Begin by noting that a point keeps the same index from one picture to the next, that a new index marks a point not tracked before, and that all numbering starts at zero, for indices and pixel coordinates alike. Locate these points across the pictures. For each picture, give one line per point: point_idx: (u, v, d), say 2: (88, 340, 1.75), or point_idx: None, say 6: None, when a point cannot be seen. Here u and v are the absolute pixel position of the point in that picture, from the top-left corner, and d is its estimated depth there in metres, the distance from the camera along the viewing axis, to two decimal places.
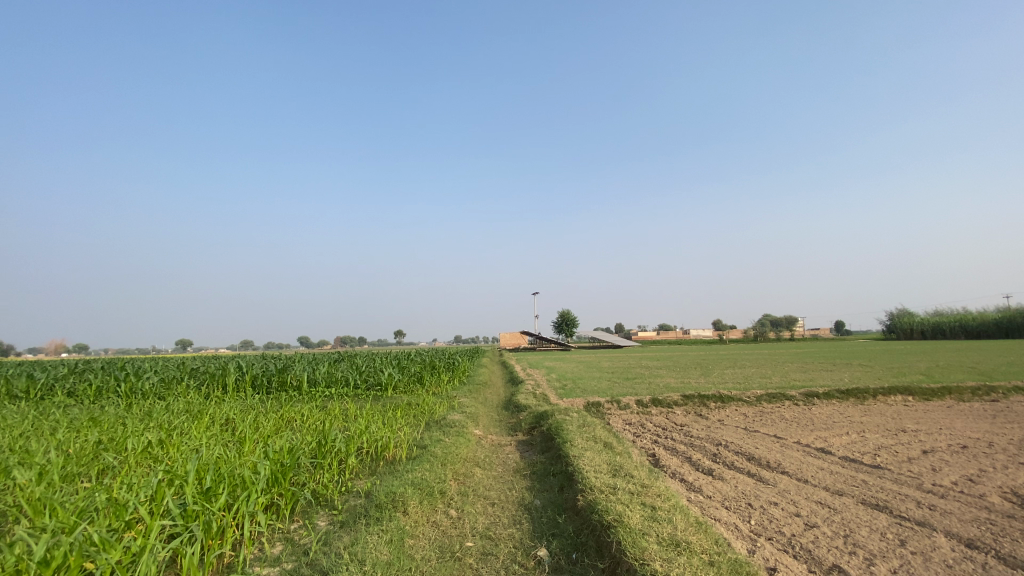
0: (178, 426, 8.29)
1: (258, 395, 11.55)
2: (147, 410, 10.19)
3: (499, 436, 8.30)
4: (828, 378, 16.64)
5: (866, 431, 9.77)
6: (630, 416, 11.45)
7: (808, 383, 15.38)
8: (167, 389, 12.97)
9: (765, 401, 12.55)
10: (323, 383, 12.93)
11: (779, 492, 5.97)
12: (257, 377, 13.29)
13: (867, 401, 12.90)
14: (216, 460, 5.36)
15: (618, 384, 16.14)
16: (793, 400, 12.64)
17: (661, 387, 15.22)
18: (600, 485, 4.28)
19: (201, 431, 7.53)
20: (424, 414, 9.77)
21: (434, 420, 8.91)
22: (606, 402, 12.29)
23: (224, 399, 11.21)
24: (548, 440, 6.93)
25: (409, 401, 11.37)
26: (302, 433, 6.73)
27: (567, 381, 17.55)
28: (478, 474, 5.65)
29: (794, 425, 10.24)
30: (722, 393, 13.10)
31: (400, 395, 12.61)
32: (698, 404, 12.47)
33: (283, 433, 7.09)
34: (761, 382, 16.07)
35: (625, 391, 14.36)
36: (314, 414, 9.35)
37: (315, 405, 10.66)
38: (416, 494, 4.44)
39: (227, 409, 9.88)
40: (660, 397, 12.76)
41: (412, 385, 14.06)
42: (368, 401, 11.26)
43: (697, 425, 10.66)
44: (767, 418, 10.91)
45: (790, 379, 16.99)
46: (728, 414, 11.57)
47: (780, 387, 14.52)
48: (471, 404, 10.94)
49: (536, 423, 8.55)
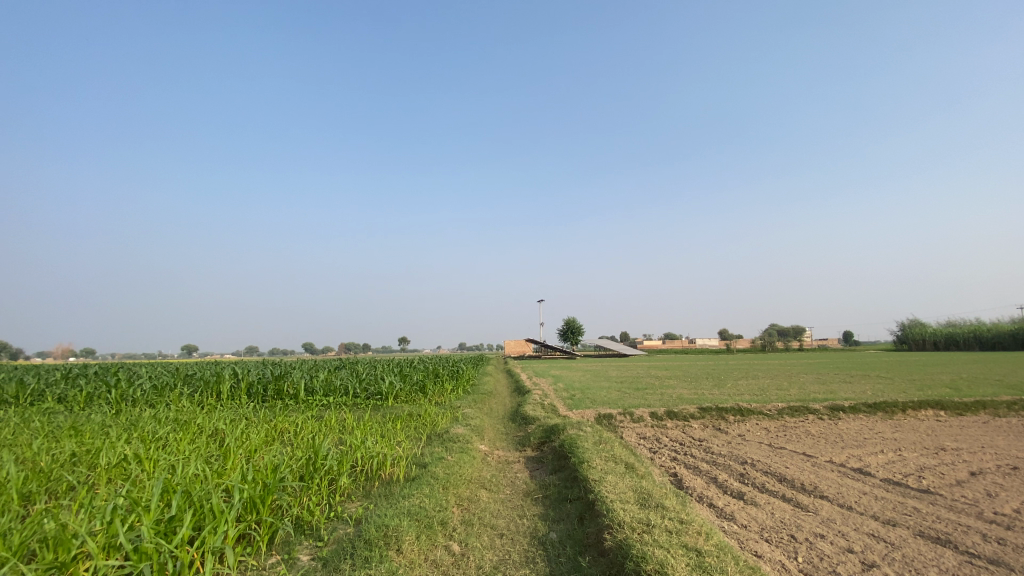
0: (162, 437, 7.71)
1: (252, 404, 10.96)
2: (134, 419, 9.62)
3: (507, 453, 7.66)
4: (850, 391, 15.87)
5: (903, 450, 9.05)
6: (644, 429, 10.78)
7: (830, 396, 14.60)
8: (158, 396, 12.41)
9: (788, 414, 11.83)
10: (321, 392, 12.33)
11: (823, 523, 5.30)
12: (252, 385, 12.71)
13: (897, 416, 12.14)
14: (189, 480, 4.76)
15: (629, 395, 15.43)
16: (817, 414, 11.91)
17: (675, 398, 14.49)
18: (630, 522, 3.63)
19: (183, 444, 6.94)
20: (426, 427, 9.15)
21: (436, 433, 8.28)
22: (618, 414, 11.62)
23: (216, 408, 10.63)
24: (561, 458, 6.30)
25: (410, 412, 10.73)
26: (291, 449, 6.12)
27: (576, 391, 16.87)
28: (484, 499, 5.01)
29: (822, 441, 9.55)
30: (741, 406, 12.39)
31: (401, 405, 12.01)
32: (717, 417, 11.77)
33: (271, 448, 6.49)
34: (780, 394, 15.30)
35: (637, 402, 13.66)
36: (308, 426, 8.74)
37: (311, 415, 10.06)
38: (413, 527, 3.82)
39: (216, 419, 9.28)
40: (675, 409, 12.07)
41: (414, 395, 13.43)
42: (367, 412, 10.65)
43: (717, 441, 9.97)
44: (792, 434, 10.20)
45: (810, 391, 16.22)
46: (749, 428, 10.85)
47: (802, 400, 13.80)
48: (476, 416, 10.29)
49: (546, 438, 7.90)
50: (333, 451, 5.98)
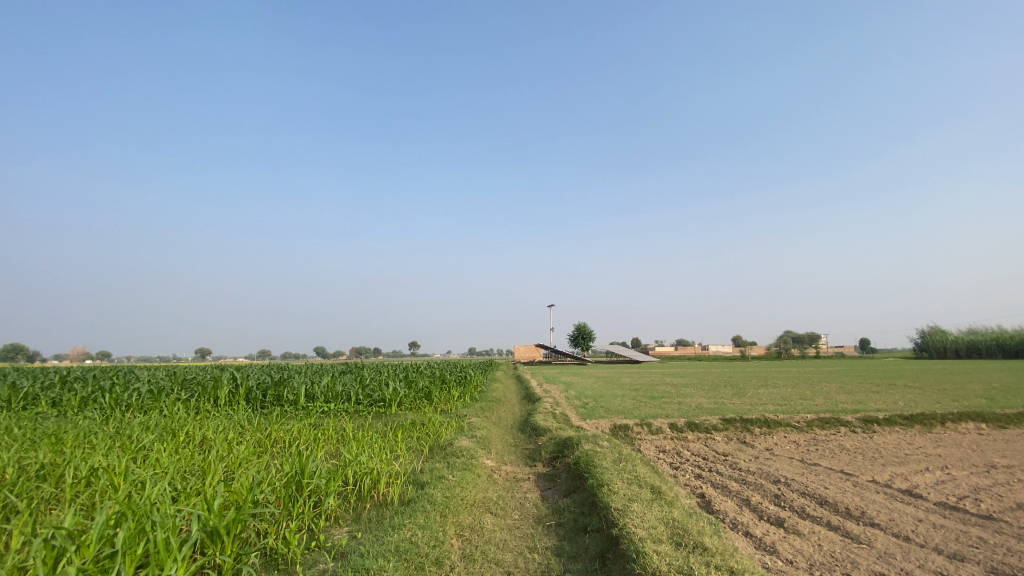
0: (145, 448, 7.17)
1: (247, 411, 10.42)
2: (122, 426, 9.12)
3: (516, 468, 7.00)
4: (880, 401, 14.99)
5: (951, 467, 8.24)
6: (663, 442, 10.07)
7: (860, 406, 13.73)
8: (153, 402, 11.93)
9: (818, 427, 11.02)
10: (321, 398, 11.77)
11: (881, 558, 4.58)
12: (251, 389, 12.19)
13: (936, 429, 11.28)
14: (151, 504, 4.18)
15: (645, 404, 14.67)
16: (849, 427, 11.08)
17: (694, 408, 13.71)
18: (667, 572, 2.97)
19: (162, 456, 6.38)
20: (429, 438, 8.51)
21: (439, 446, 7.64)
22: (635, 425, 10.90)
23: (210, 415, 10.11)
24: (577, 478, 5.64)
25: (413, 421, 10.10)
26: (275, 466, 5.51)
27: (588, 399, 16.17)
28: (489, 527, 4.37)
29: (860, 457, 8.75)
30: (767, 417, 11.60)
31: (405, 413, 11.39)
32: (741, 429, 10.99)
33: (256, 463, 5.90)
34: (805, 404, 14.45)
35: (654, 412, 12.91)
36: (303, 435, 8.15)
37: (308, 423, 9.50)
38: (399, 569, 3.18)
39: (207, 427, 8.74)
40: (696, 420, 11.31)
41: (419, 402, 12.80)
42: (368, 420, 10.05)
43: (743, 456, 9.22)
44: (825, 448, 9.41)
45: (837, 400, 15.34)
46: (777, 442, 10.07)
47: (831, 410, 12.98)
48: (483, 426, 9.66)
49: (559, 452, 7.24)
50: (321, 469, 5.36)
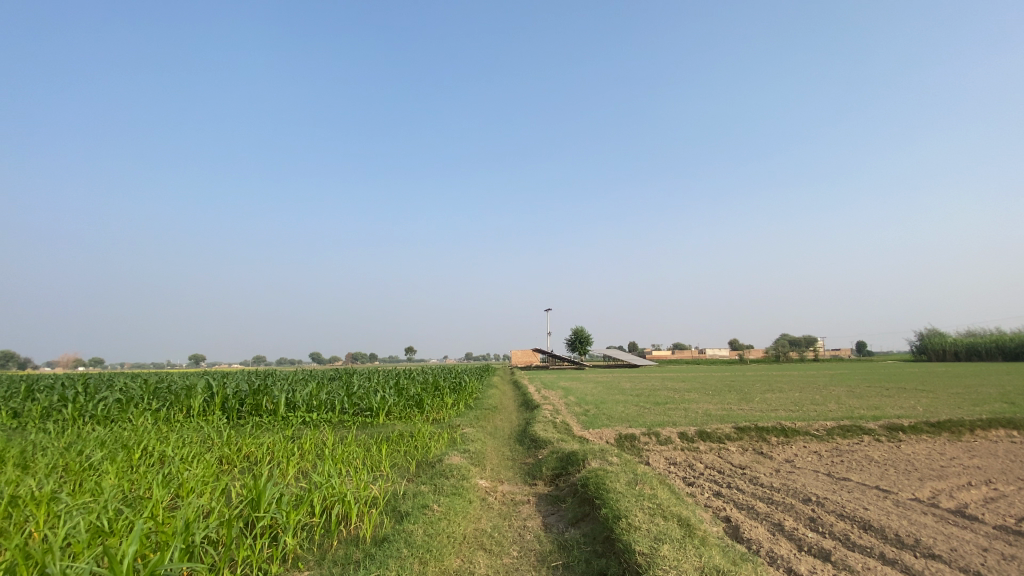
0: (89, 469, 6.29)
1: (219, 422, 9.53)
2: (76, 440, 8.23)
3: (513, 488, 6.14)
4: (897, 406, 14.17)
5: (995, 481, 7.44)
6: (674, 454, 9.25)
7: (878, 413, 12.89)
8: (120, 413, 11.01)
9: (839, 435, 10.21)
10: (303, 407, 10.88)
11: None
12: (227, 397, 11.29)
13: (965, 438, 10.50)
14: (53, 552, 3.32)
15: (650, 411, 13.84)
16: (873, 436, 10.27)
17: (703, 415, 12.86)
18: None
19: (104, 480, 5.53)
20: (417, 452, 7.65)
21: (428, 462, 6.78)
22: (642, 435, 10.06)
23: (178, 427, 9.22)
24: (586, 504, 4.82)
25: (401, 432, 9.22)
26: (225, 498, 4.62)
27: (589, 405, 15.33)
28: (483, 572, 3.53)
29: (893, 472, 7.94)
30: (783, 424, 10.78)
31: (393, 423, 10.53)
32: (756, 438, 10.18)
33: (207, 491, 5.02)
34: (819, 410, 13.61)
35: (661, 420, 12.05)
36: (275, 452, 7.29)
37: (285, 436, 8.60)
38: None
39: (169, 441, 7.85)
40: (708, 429, 10.49)
41: (408, 410, 11.93)
42: (352, 431, 9.18)
43: (762, 469, 8.41)
44: (852, 460, 8.60)
45: (852, 406, 14.51)
46: (797, 453, 9.25)
47: (849, 416, 12.18)
48: (477, 438, 8.79)
49: (562, 469, 6.38)
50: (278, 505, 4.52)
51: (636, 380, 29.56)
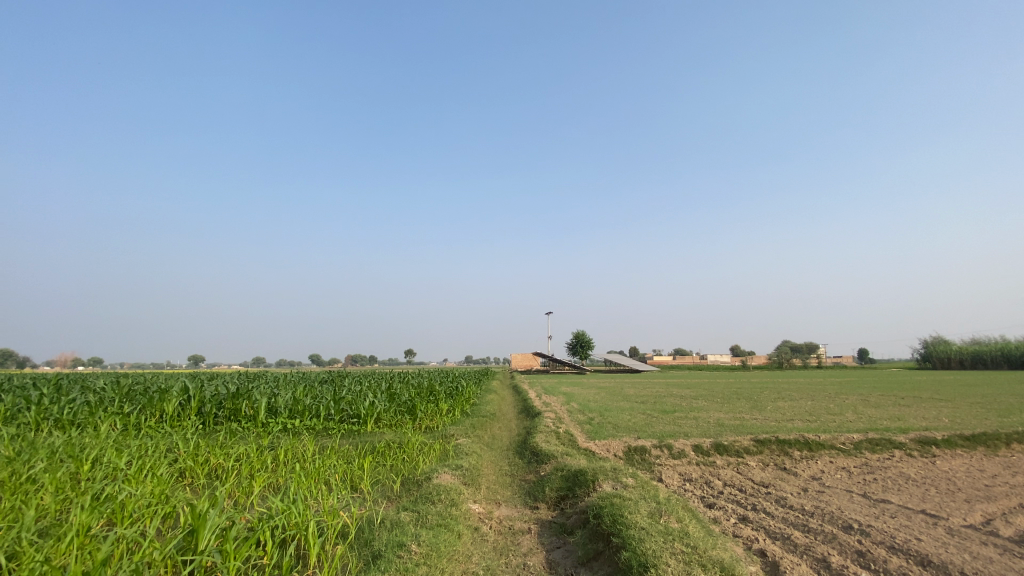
0: (22, 484, 5.46)
1: (190, 429, 8.72)
2: (23, 449, 7.38)
3: (510, 513, 5.30)
4: (920, 418, 13.26)
5: None
6: (688, 470, 8.41)
7: (903, 425, 12.02)
8: (87, 417, 10.19)
9: (868, 450, 9.37)
10: (284, 413, 10.06)
11: None
12: (203, 401, 10.49)
13: (1003, 453, 9.65)
14: None
15: (658, 421, 12.98)
16: (904, 450, 9.43)
17: (716, 425, 12.01)
18: None
19: (29, 502, 4.70)
20: (404, 467, 6.80)
21: (415, 481, 5.94)
22: (653, 448, 9.21)
23: (142, 435, 8.39)
24: (600, 540, 3.99)
25: (389, 443, 8.38)
26: (157, 534, 3.78)
27: (593, 413, 14.45)
28: None
29: (938, 494, 7.08)
30: (805, 436, 9.93)
31: (381, 433, 9.71)
32: (777, 452, 9.33)
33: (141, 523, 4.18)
34: (839, 421, 12.75)
35: (671, 430, 11.20)
36: (242, 467, 6.47)
37: (259, 446, 7.77)
38: None
39: (127, 451, 7.04)
40: (724, 441, 9.64)
41: (399, 418, 11.08)
42: (335, 441, 8.37)
43: (789, 489, 7.55)
44: (887, 480, 7.78)
45: (872, 417, 13.61)
46: (824, 469, 8.42)
47: (874, 428, 11.31)
48: (472, 450, 7.96)
49: (568, 492, 5.56)
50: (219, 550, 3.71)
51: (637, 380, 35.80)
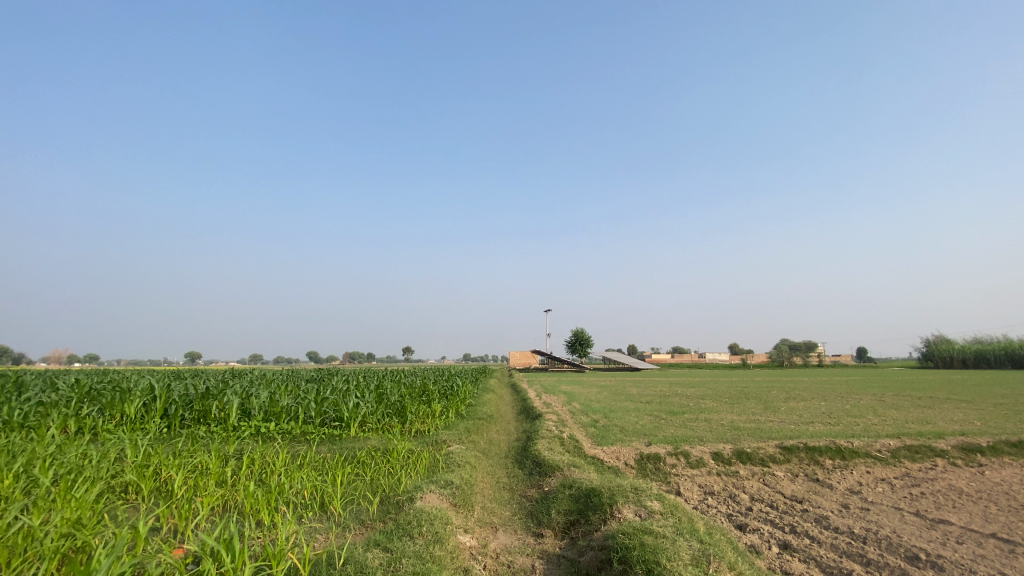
0: None
1: (147, 434, 7.71)
2: None
3: (510, 543, 4.35)
4: (948, 421, 12.36)
5: None
6: (710, 482, 7.45)
7: (934, 429, 11.11)
8: (38, 418, 9.18)
9: (907, 458, 8.45)
10: (258, 415, 9.09)
11: None
12: (169, 401, 9.52)
13: None
14: None
15: (668, 423, 12.04)
16: (948, 460, 8.53)
17: (731, 429, 11.06)
18: None
19: None
20: (385, 482, 5.84)
21: (396, 502, 4.97)
22: (668, 456, 8.26)
23: (90, 443, 7.37)
24: None
25: (371, 450, 7.42)
26: None
27: (597, 415, 13.48)
28: None
29: (1004, 513, 6.15)
30: (835, 442, 9.02)
31: (366, 438, 8.75)
32: (806, 461, 8.38)
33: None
34: (863, 424, 11.81)
35: (685, 435, 10.24)
36: (193, 482, 5.50)
37: (221, 455, 6.78)
38: None
39: (62, 461, 6.04)
40: (746, 448, 8.68)
41: (386, 421, 10.11)
42: (310, 448, 7.42)
43: (829, 506, 6.59)
44: (938, 496, 6.85)
45: (897, 419, 12.70)
46: (863, 481, 7.47)
47: (906, 433, 10.40)
48: (466, 459, 7.01)
49: (579, 517, 4.60)
50: None
51: (647, 385, 29.74)
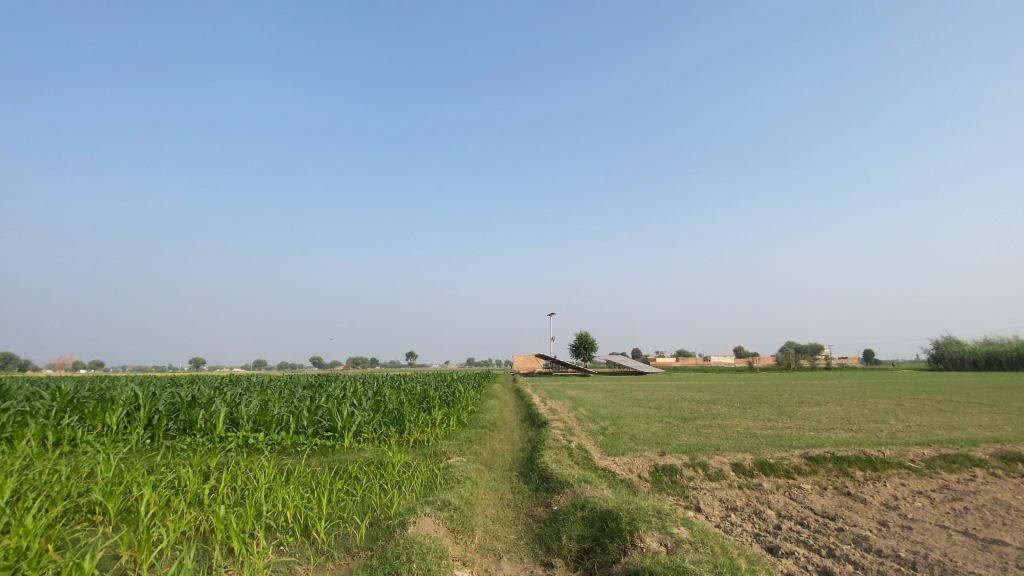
0: None
1: (125, 446, 7.19)
2: None
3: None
4: (977, 427, 11.72)
5: None
6: (732, 496, 6.86)
7: (964, 435, 10.49)
8: (16, 428, 8.67)
9: (943, 469, 7.83)
10: (248, 424, 8.57)
11: None
12: (155, 410, 9.00)
13: None
14: None
15: (681, 431, 11.44)
16: (987, 470, 7.91)
17: (749, 437, 10.46)
18: None
19: None
20: (378, 501, 5.30)
21: (388, 526, 4.42)
22: (685, 468, 7.67)
23: (62, 457, 6.84)
24: None
25: (365, 463, 6.87)
26: None
27: (606, 422, 12.89)
28: None
29: None
30: (864, 451, 8.42)
31: (360, 449, 8.22)
32: (834, 473, 7.76)
33: None
34: (888, 430, 11.19)
35: (700, 443, 9.66)
36: (164, 502, 4.96)
37: (201, 469, 6.26)
38: None
39: (26, 476, 5.52)
40: (768, 459, 8.07)
41: (383, 431, 9.56)
42: (298, 461, 6.90)
43: (866, 524, 5.97)
44: (985, 511, 6.24)
45: (922, 425, 12.07)
46: (899, 495, 6.86)
47: (936, 440, 9.77)
48: (467, 473, 6.47)
49: (595, 544, 4.05)
50: None
51: (652, 387, 28.87)
